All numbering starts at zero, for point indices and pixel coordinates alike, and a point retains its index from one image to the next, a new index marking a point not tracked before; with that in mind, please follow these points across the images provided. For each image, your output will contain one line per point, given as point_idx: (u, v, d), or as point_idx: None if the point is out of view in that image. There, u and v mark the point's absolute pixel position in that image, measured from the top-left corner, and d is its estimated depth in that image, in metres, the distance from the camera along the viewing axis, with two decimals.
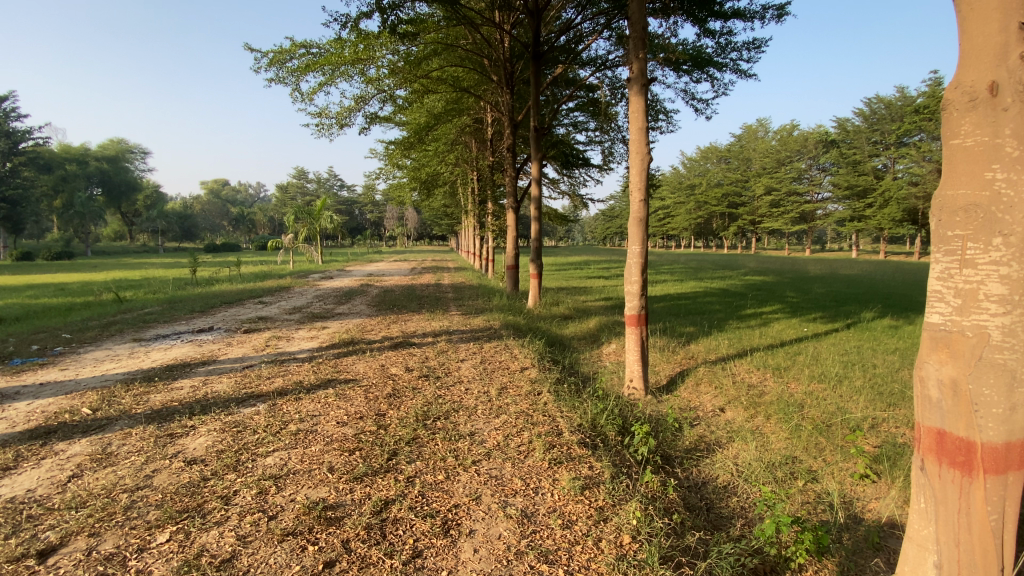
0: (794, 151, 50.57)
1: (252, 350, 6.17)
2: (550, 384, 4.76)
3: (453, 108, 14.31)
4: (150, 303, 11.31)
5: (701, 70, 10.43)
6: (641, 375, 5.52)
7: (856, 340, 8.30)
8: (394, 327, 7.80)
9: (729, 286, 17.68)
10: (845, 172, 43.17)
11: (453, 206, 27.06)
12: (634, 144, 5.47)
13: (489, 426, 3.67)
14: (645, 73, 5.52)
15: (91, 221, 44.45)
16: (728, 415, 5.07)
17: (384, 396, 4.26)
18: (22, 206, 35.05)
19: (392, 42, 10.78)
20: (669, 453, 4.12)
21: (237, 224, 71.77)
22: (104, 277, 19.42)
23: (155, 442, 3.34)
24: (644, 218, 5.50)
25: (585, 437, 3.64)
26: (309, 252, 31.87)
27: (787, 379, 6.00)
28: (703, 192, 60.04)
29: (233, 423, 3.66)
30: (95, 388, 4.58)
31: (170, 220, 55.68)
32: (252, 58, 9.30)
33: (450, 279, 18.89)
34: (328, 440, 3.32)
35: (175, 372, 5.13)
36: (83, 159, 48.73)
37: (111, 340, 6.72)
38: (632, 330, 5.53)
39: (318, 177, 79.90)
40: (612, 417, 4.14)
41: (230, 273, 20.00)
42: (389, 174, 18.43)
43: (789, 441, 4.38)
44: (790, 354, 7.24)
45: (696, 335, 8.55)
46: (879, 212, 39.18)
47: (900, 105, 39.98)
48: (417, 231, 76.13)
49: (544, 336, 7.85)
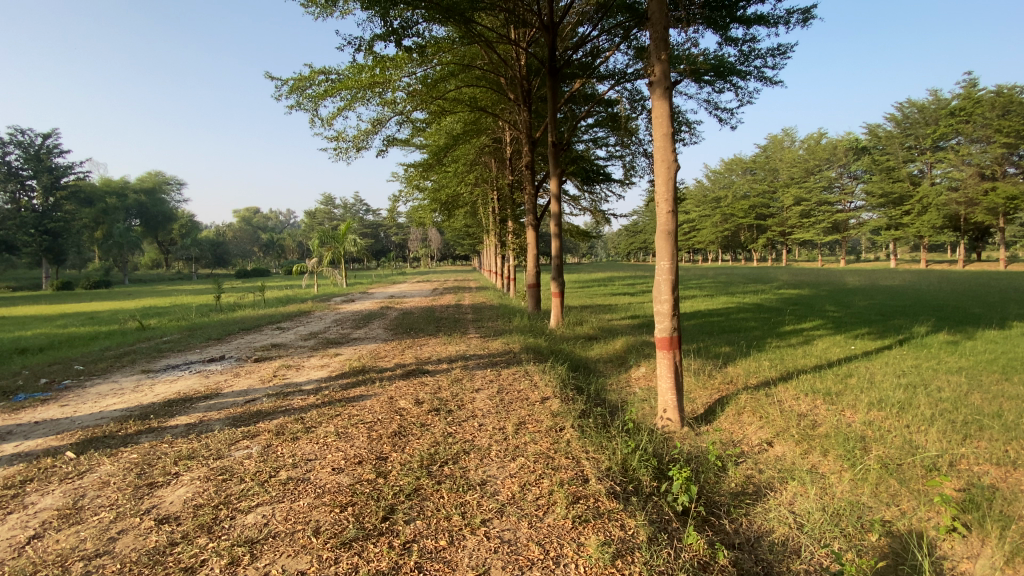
0: (822, 160, 49.22)
1: (259, 381, 5.85)
2: (574, 418, 4.25)
3: (471, 128, 14.12)
4: (170, 330, 11.27)
5: (724, 80, 10.03)
6: (676, 405, 5.01)
7: (912, 359, 7.52)
8: (408, 353, 7.42)
9: (763, 300, 16.82)
10: (879, 179, 41.56)
11: (475, 226, 26.89)
12: (659, 152, 5.04)
13: (504, 472, 3.21)
14: (668, 75, 5.10)
15: (129, 250, 46.17)
16: (777, 451, 4.49)
17: (389, 435, 3.85)
18: (63, 237, 36.56)
19: (407, 64, 10.68)
20: (713, 500, 3.59)
21: (267, 249, 73.63)
22: (134, 305, 19.80)
23: (130, 495, 2.97)
24: (673, 231, 5.00)
25: (614, 484, 3.15)
26: (333, 275, 32.00)
27: (840, 407, 5.36)
28: (729, 204, 58.82)
29: (220, 469, 3.27)
30: (87, 427, 4.28)
31: (203, 247, 57.45)
32: (273, 86, 8.89)
33: (471, 300, 18.51)
34: (319, 492, 2.92)
35: (174, 408, 4.81)
36: (121, 192, 51.07)
37: (120, 372, 6.51)
38: (664, 355, 5.04)
39: (344, 203, 81.73)
40: (646, 457, 3.64)
41: (253, 298, 20.12)
42: (409, 196, 18.35)
43: (852, 483, 3.81)
44: (839, 376, 6.55)
45: (732, 356, 7.94)
46: (917, 220, 37.45)
47: (934, 108, 38.41)
48: (442, 252, 76.73)
49: (567, 360, 7.34)
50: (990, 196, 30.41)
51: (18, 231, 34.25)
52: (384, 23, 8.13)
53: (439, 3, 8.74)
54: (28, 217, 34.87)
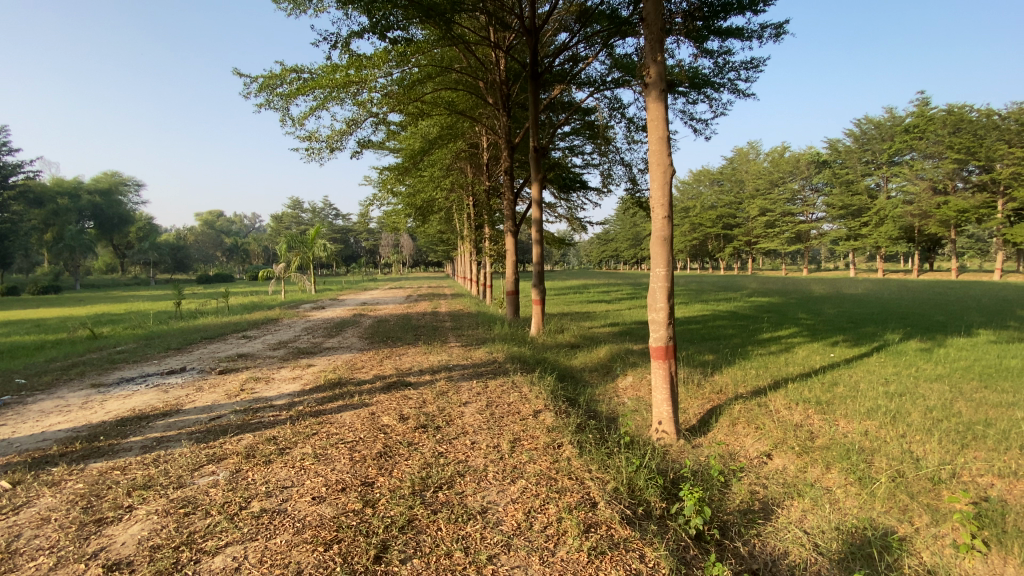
0: (786, 172, 50.94)
1: (224, 396, 5.36)
2: (571, 434, 4.01)
3: (448, 133, 13.81)
4: (125, 339, 10.49)
5: (700, 91, 10.12)
6: (671, 416, 4.81)
7: (891, 367, 7.61)
8: (387, 364, 7.04)
9: (737, 307, 17.05)
10: (839, 192, 43.17)
11: (449, 232, 26.49)
12: (653, 156, 4.87)
13: (505, 498, 2.93)
14: (664, 76, 4.94)
15: (81, 254, 43.67)
16: (778, 464, 4.36)
17: (373, 456, 3.51)
18: (10, 239, 34.27)
19: (384, 63, 10.31)
20: (722, 520, 3.40)
21: (230, 254, 71.12)
22: (85, 312, 18.50)
23: (75, 535, 2.54)
24: (668, 237, 4.82)
25: (624, 509, 2.92)
26: (301, 281, 30.91)
27: (834, 417, 5.29)
28: (697, 214, 60.15)
29: (181, 502, 2.86)
30: (25, 452, 3.75)
31: (163, 251, 54.83)
32: (242, 84, 9.01)
33: (447, 307, 18.11)
34: (300, 526, 2.57)
35: (129, 428, 4.30)
36: (74, 193, 48.42)
37: (67, 387, 5.89)
38: (660, 365, 4.84)
39: (312, 207, 79.86)
40: (652, 475, 3.42)
41: (217, 305, 19.16)
42: (383, 200, 17.87)
43: (859, 499, 3.70)
44: (826, 384, 6.52)
45: (718, 364, 7.88)
46: (874, 231, 39.05)
47: (890, 124, 40.22)
48: (414, 258, 75.75)
49: (553, 370, 7.09)
50: (943, 209, 31.98)
51: None
52: (365, 20, 7.80)
53: (420, 2, 8.44)
54: None
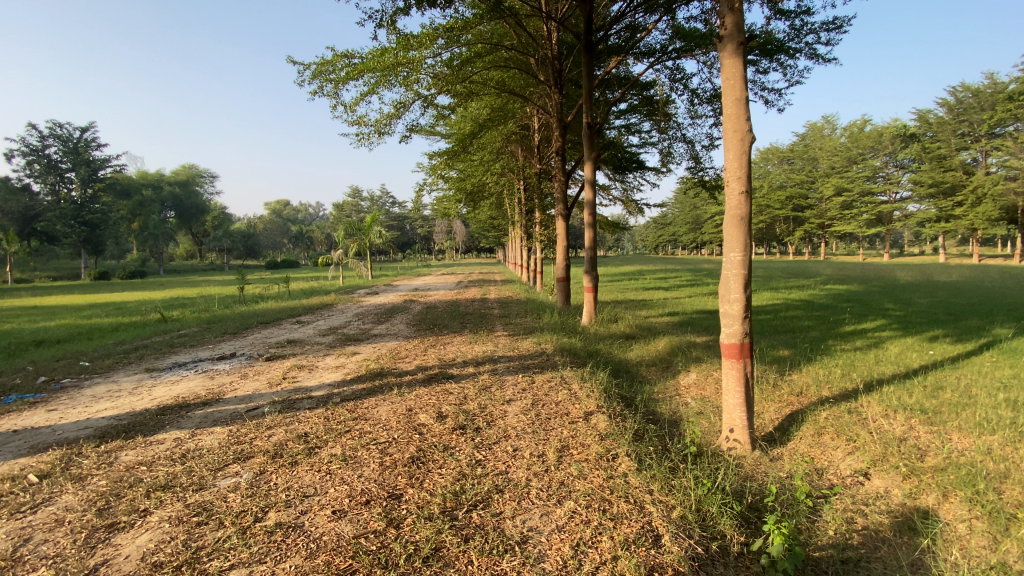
0: (866, 148, 46.55)
1: (266, 385, 5.25)
2: (628, 443, 3.50)
3: (499, 114, 13.29)
4: (189, 323, 10.91)
5: (772, 58, 9.06)
6: (745, 425, 4.18)
7: (1008, 368, 6.47)
8: (431, 353, 6.76)
9: (812, 296, 15.60)
10: (929, 168, 38.78)
11: (500, 218, 26.17)
12: (729, 121, 4.17)
13: (549, 525, 2.48)
14: (743, 27, 4.18)
15: (163, 242, 47.13)
16: (878, 487, 3.68)
17: (405, 462, 3.18)
18: (101, 228, 37.47)
19: (432, 41, 9.91)
20: (814, 559, 2.83)
21: (296, 241, 74.59)
22: (163, 296, 19.77)
23: (81, 543, 2.35)
24: (746, 217, 4.12)
25: (695, 546, 2.42)
26: (358, 267, 31.59)
27: (944, 429, 4.47)
28: (765, 195, 56.44)
29: (197, 508, 2.63)
30: (63, 441, 3.66)
31: (234, 239, 58.21)
32: (297, 72, 8.62)
33: (497, 293, 17.87)
34: (313, 548, 2.25)
35: (167, 417, 4.19)
36: (157, 185, 52.44)
37: (123, 370, 6.04)
38: (733, 366, 4.21)
39: (370, 195, 82.07)
40: (727, 500, 2.89)
41: (278, 290, 19.87)
42: (434, 186, 17.72)
43: (991, 541, 2.98)
44: (929, 389, 5.56)
45: (794, 360, 7.04)
46: (970, 211, 34.93)
47: (991, 92, 35.26)
48: (467, 244, 76.44)
49: (606, 364, 6.55)
50: None
51: (59, 222, 35.02)
52: None
53: None
54: (68, 209, 35.63)
